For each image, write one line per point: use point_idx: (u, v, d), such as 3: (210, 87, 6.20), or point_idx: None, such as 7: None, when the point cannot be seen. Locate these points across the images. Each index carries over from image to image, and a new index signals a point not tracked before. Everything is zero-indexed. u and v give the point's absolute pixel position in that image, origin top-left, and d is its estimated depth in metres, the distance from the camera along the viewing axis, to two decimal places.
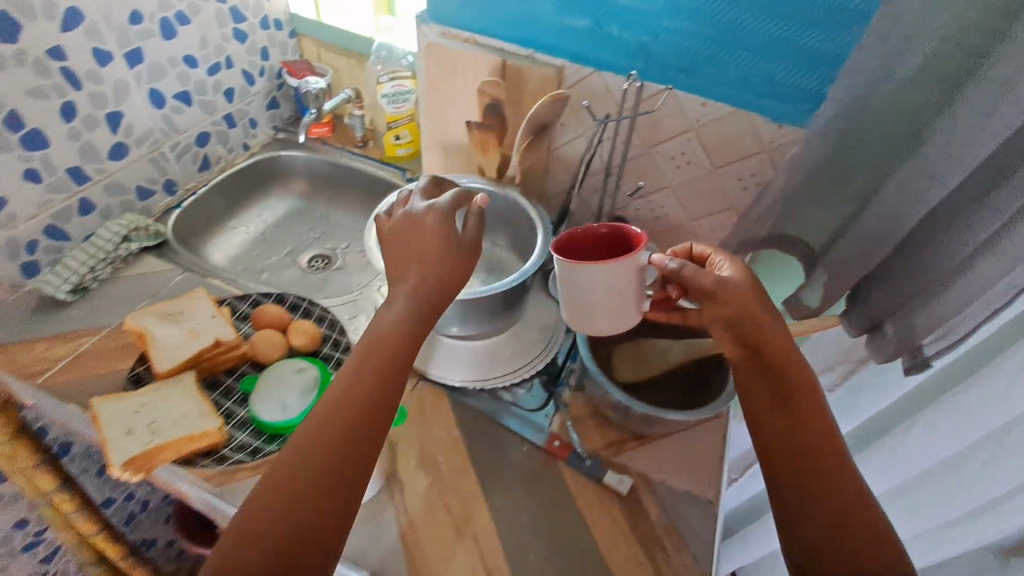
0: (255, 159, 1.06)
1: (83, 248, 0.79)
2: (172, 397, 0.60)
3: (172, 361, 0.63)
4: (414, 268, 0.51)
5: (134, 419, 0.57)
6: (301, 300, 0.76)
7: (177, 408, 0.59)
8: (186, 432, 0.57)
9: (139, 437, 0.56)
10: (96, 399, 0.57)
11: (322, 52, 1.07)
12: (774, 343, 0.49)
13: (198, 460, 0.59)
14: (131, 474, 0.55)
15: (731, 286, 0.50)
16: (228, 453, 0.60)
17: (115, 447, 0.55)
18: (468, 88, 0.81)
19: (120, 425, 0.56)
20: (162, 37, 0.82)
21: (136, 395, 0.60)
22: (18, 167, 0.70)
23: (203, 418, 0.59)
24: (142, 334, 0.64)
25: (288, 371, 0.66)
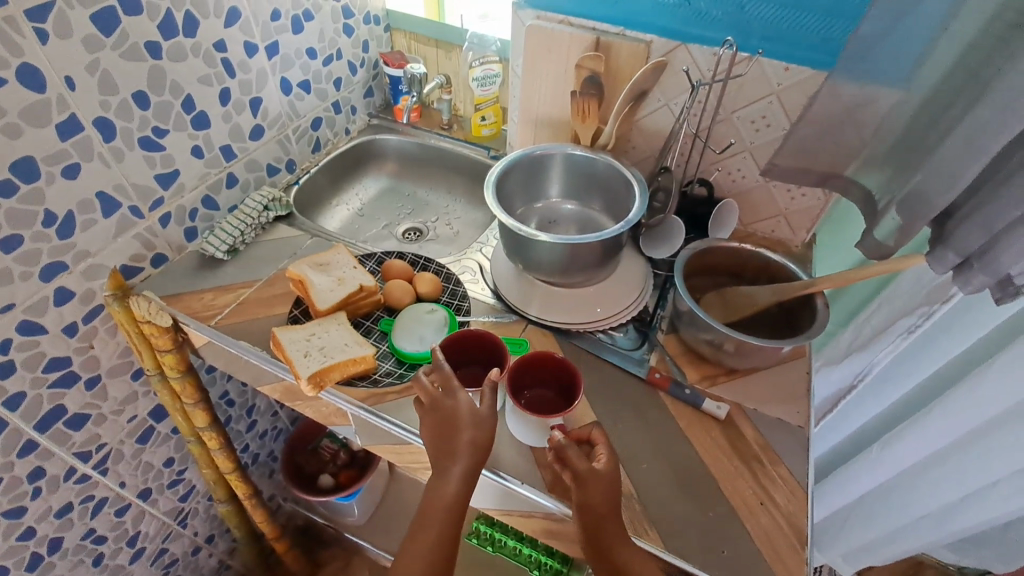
0: (356, 142, 1.17)
1: (232, 216, 0.91)
2: (333, 330, 0.71)
3: (328, 301, 0.74)
4: (462, 412, 0.58)
5: (307, 345, 0.69)
6: (419, 258, 0.86)
7: (339, 337, 0.70)
8: (350, 356, 0.68)
9: (315, 358, 0.67)
10: (276, 330, 0.69)
11: (412, 44, 1.18)
12: (616, 538, 0.55)
13: (356, 382, 0.70)
14: (311, 388, 0.66)
15: (591, 480, 0.56)
16: (378, 377, 0.71)
17: (298, 366, 0.66)
18: (560, 66, 0.88)
19: (298, 348, 0.68)
20: (293, 32, 0.94)
21: (303, 327, 0.71)
22: (189, 144, 0.82)
23: (359, 346, 0.70)
24: (302, 280, 0.76)
25: (421, 312, 0.76)
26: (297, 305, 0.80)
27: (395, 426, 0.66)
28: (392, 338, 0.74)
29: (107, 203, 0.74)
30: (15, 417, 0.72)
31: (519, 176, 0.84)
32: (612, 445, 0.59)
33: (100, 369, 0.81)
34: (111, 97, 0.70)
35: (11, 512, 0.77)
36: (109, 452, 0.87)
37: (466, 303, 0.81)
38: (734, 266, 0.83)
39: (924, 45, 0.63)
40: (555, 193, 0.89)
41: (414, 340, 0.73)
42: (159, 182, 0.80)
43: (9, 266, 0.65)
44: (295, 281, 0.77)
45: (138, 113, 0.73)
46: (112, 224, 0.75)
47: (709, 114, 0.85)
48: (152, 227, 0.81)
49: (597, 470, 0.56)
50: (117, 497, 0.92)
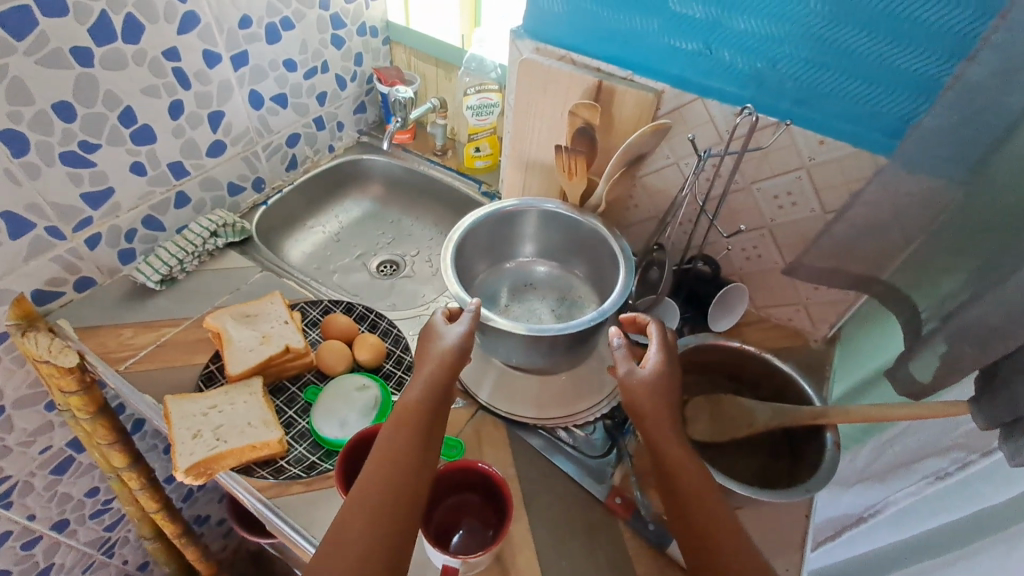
0: (340, 161, 1.08)
1: (174, 240, 0.82)
2: (239, 404, 0.63)
3: (243, 365, 0.65)
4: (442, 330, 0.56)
5: (202, 422, 0.61)
6: (369, 312, 0.75)
7: (241, 415, 0.62)
8: (246, 441, 0.59)
9: (204, 441, 0.59)
10: (168, 398, 0.61)
11: (412, 60, 1.08)
12: (676, 421, 0.52)
13: (253, 469, 0.60)
14: (193, 477, 0.58)
15: (640, 383, 0.53)
16: (282, 464, 0.61)
17: (182, 450, 0.58)
18: (555, 108, 0.76)
19: (188, 427, 0.60)
20: (267, 42, 0.85)
21: (203, 397, 0.63)
22: (127, 161, 0.74)
23: (264, 428, 0.61)
24: (219, 334, 0.67)
25: (350, 386, 0.65)
26: (218, 357, 0.70)
27: (290, 530, 0.55)
28: (313, 416, 0.63)
29: (15, 223, 0.65)
30: None
31: (487, 235, 0.72)
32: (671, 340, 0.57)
33: (4, 400, 0.73)
34: (23, 108, 0.61)
35: None
36: (14, 484, 0.80)
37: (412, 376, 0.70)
38: (734, 369, 0.69)
39: (994, 144, 0.49)
40: (530, 252, 0.77)
41: (338, 421, 0.62)
42: (86, 202, 0.71)
43: None
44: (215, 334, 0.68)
45: (59, 126, 0.65)
46: (22, 247, 0.67)
47: (723, 183, 0.72)
48: (76, 249, 0.72)
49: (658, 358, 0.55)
50: (23, 530, 0.85)
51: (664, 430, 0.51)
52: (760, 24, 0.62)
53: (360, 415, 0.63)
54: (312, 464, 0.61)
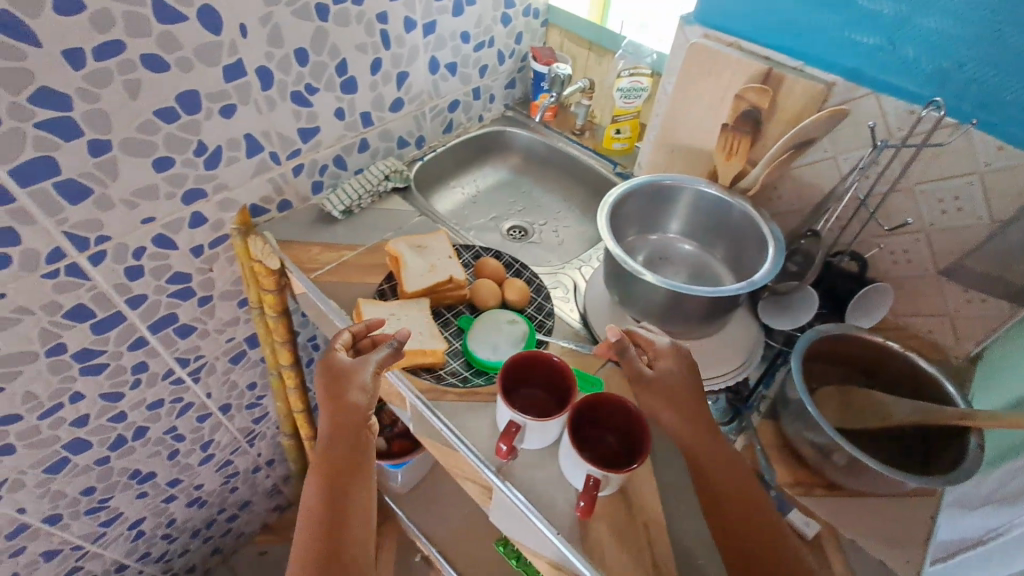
0: (487, 130, 1.17)
1: (355, 179, 0.95)
2: (412, 316, 0.73)
3: (416, 286, 0.75)
4: (349, 377, 0.63)
5: (385, 324, 0.72)
6: (515, 261, 0.84)
7: (415, 325, 0.72)
8: (419, 346, 0.69)
9: (388, 339, 0.69)
10: (363, 302, 0.73)
11: (566, 43, 1.15)
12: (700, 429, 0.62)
13: (419, 373, 0.70)
14: (377, 365, 0.68)
15: (653, 383, 0.64)
16: (440, 374, 0.71)
17: (372, 343, 0.69)
18: (717, 93, 0.80)
19: (375, 325, 0.71)
20: (453, 14, 0.95)
21: (386, 306, 0.74)
22: (334, 105, 0.86)
23: (432, 339, 0.71)
24: (398, 258, 0.78)
25: (502, 320, 0.75)
26: (388, 280, 0.82)
27: (446, 429, 0.66)
28: (467, 339, 0.73)
29: (252, 145, 0.79)
30: (136, 314, 0.80)
31: (639, 204, 0.78)
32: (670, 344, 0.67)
33: (213, 291, 0.88)
34: (276, 49, 0.74)
35: (113, 395, 0.85)
36: (204, 363, 0.96)
37: (551, 322, 0.77)
38: (869, 364, 0.70)
39: None
40: (675, 229, 0.82)
41: (490, 347, 0.72)
42: (300, 135, 0.84)
43: (158, 184, 0.71)
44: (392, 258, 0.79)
45: (296, 69, 0.77)
46: (252, 165, 0.81)
47: (884, 181, 0.72)
48: (285, 174, 0.86)
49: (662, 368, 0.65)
50: (202, 405, 1.01)
51: (693, 438, 0.62)
52: (955, 23, 0.62)
53: (510, 346, 0.72)
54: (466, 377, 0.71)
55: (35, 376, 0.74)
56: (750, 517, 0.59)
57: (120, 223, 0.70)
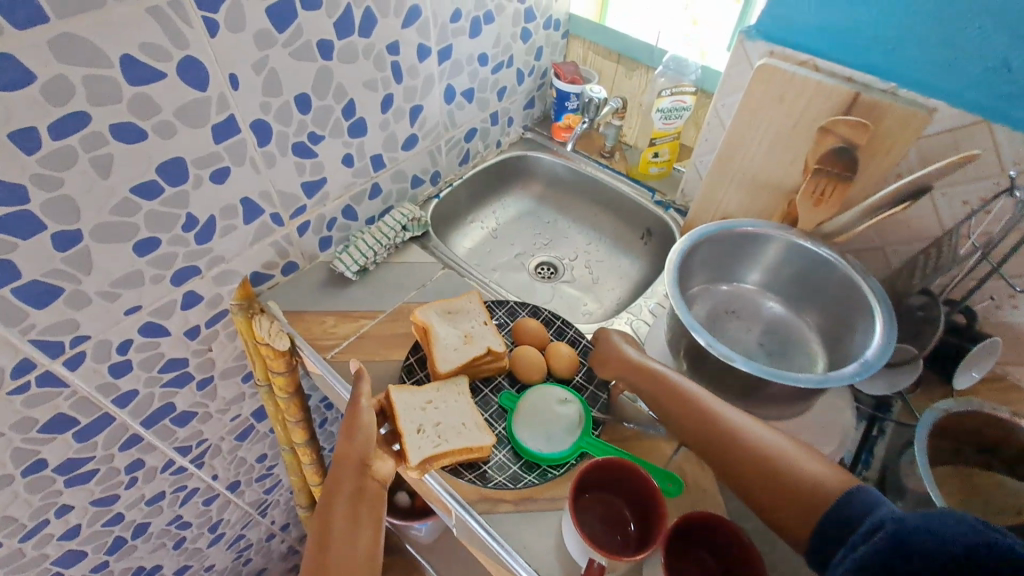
0: (507, 157, 1.06)
1: (369, 231, 0.83)
2: (448, 405, 0.64)
3: (451, 362, 0.66)
4: (370, 427, 0.57)
5: (419, 418, 0.61)
6: (555, 318, 0.73)
7: (455, 416, 0.62)
8: (463, 442, 0.59)
9: (427, 438, 0.59)
10: (390, 390, 0.61)
11: (590, 56, 1.03)
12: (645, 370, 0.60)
13: (461, 473, 0.59)
14: (415, 472, 0.58)
15: (603, 359, 0.64)
16: (489, 472, 0.60)
17: (411, 445, 0.58)
18: (789, 122, 0.68)
19: (410, 421, 0.60)
20: (469, 35, 0.83)
21: (417, 393, 0.63)
22: (341, 152, 0.74)
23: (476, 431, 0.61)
24: (427, 328, 0.68)
25: (553, 399, 0.64)
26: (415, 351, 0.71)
27: (501, 549, 0.54)
28: (519, 420, 0.63)
29: (251, 209, 0.67)
30: (125, 412, 0.68)
31: (710, 252, 0.68)
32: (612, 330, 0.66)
33: (214, 371, 0.77)
34: (273, 98, 0.62)
35: (107, 499, 0.74)
36: (208, 447, 0.85)
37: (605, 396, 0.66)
38: (989, 438, 0.59)
39: None
40: (751, 281, 0.71)
41: (550, 430, 0.61)
42: (304, 190, 0.73)
43: (142, 269, 0.60)
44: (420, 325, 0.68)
45: (297, 118, 0.66)
46: (251, 231, 0.69)
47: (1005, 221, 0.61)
48: (289, 235, 0.75)
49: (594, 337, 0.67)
50: (208, 488, 0.90)
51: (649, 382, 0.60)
52: None
53: (570, 426, 0.62)
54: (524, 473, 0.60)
55: (13, 499, 0.63)
56: (727, 445, 0.52)
57: (101, 318, 0.59)
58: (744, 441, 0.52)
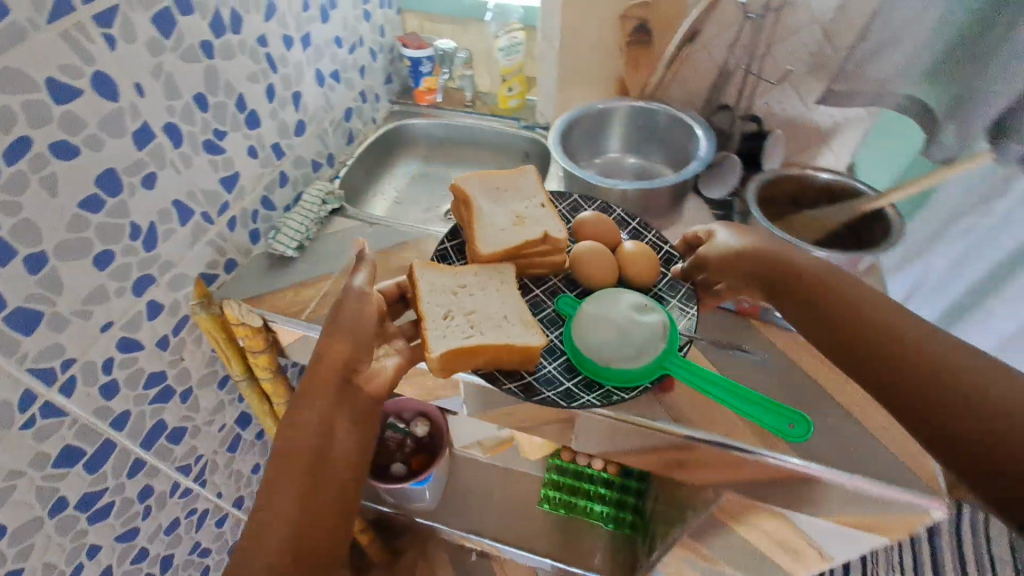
0: (386, 128, 1.17)
1: (293, 214, 0.91)
2: (485, 291, 0.71)
3: (493, 247, 0.72)
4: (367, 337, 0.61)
5: (450, 304, 0.69)
6: (633, 222, 0.77)
7: (495, 308, 0.69)
8: (499, 337, 0.64)
9: (460, 326, 0.67)
10: (415, 266, 0.70)
11: (427, 25, 1.18)
12: (786, 275, 0.59)
13: (500, 376, 0.65)
14: (438, 366, 0.64)
15: (710, 254, 0.67)
16: (537, 381, 0.64)
17: (433, 334, 0.65)
18: (597, 21, 0.88)
19: (440, 306, 0.68)
20: (321, 22, 0.93)
21: (454, 274, 0.71)
22: (244, 145, 0.81)
23: (523, 325, 0.66)
24: (468, 200, 0.77)
25: (618, 301, 0.66)
26: (451, 237, 0.79)
27: None
28: (575, 323, 0.66)
29: (183, 211, 0.72)
30: (125, 435, 0.70)
31: (581, 131, 0.87)
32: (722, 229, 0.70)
33: (192, 380, 0.80)
34: (176, 102, 0.68)
35: (129, 532, 0.75)
36: (206, 462, 0.87)
37: (692, 308, 0.70)
38: (791, 194, 0.85)
39: None
40: (615, 148, 0.92)
41: (608, 334, 0.63)
42: (223, 186, 0.79)
43: (105, 283, 0.63)
44: (465, 201, 0.77)
45: (199, 117, 0.72)
46: (188, 232, 0.74)
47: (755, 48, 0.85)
48: (222, 232, 0.80)
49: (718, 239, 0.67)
50: (216, 507, 0.92)
51: (781, 285, 0.60)
52: None
53: (648, 342, 0.63)
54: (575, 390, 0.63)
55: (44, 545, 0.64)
56: (868, 341, 0.50)
57: (80, 339, 0.62)
58: (890, 337, 0.49)
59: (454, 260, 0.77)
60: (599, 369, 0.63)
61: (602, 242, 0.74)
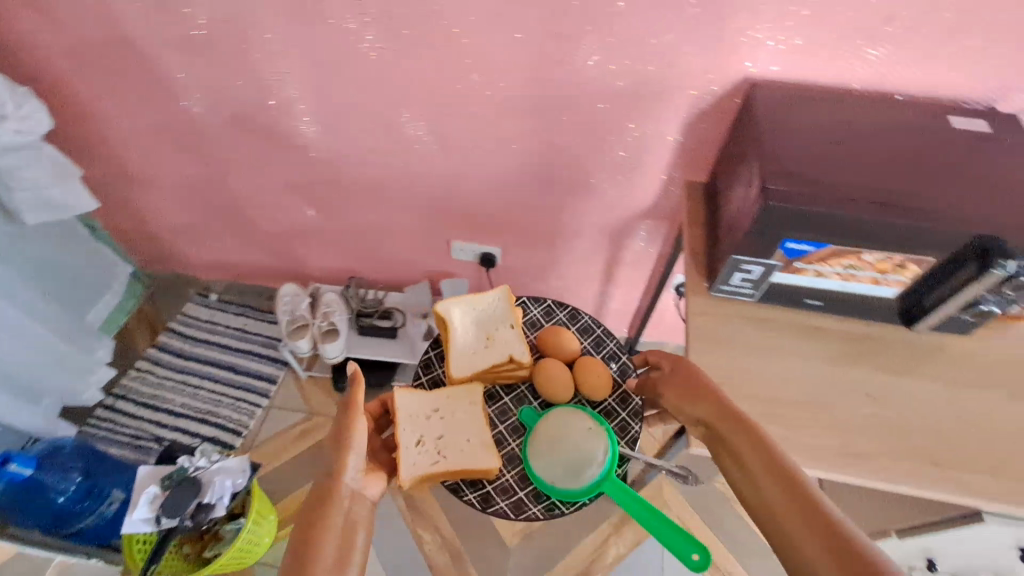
0: None
1: None
2: (462, 412, 1.07)
3: (462, 372, 1.11)
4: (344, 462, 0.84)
5: (424, 427, 1.07)
6: (609, 352, 1.15)
7: (457, 436, 1.06)
8: (461, 462, 1.02)
9: (425, 451, 1.05)
10: (398, 393, 1.07)
11: None
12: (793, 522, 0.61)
13: (462, 488, 1.00)
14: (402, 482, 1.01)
15: (665, 389, 0.84)
16: (493, 492, 1.00)
17: (408, 460, 1.03)
18: None
19: (412, 435, 1.05)
20: None
21: (428, 402, 1.09)
22: None
23: (482, 448, 1.03)
24: (445, 317, 1.14)
25: (577, 419, 1.00)
26: (429, 352, 1.17)
27: None
28: (529, 437, 1.01)
29: None
30: None
31: None
32: (671, 356, 0.88)
33: None
34: None
35: None
36: None
37: (632, 426, 1.05)
38: None
39: None
40: None
41: (555, 447, 0.97)
42: None
43: None
44: (445, 321, 1.15)
45: None
46: None
47: None
48: None
49: (669, 370, 0.85)
50: None
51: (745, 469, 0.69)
52: None
53: (581, 463, 0.95)
54: (510, 490, 0.99)
55: None
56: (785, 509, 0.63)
57: None
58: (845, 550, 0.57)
59: (436, 372, 1.15)
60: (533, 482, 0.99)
61: (566, 358, 1.11)
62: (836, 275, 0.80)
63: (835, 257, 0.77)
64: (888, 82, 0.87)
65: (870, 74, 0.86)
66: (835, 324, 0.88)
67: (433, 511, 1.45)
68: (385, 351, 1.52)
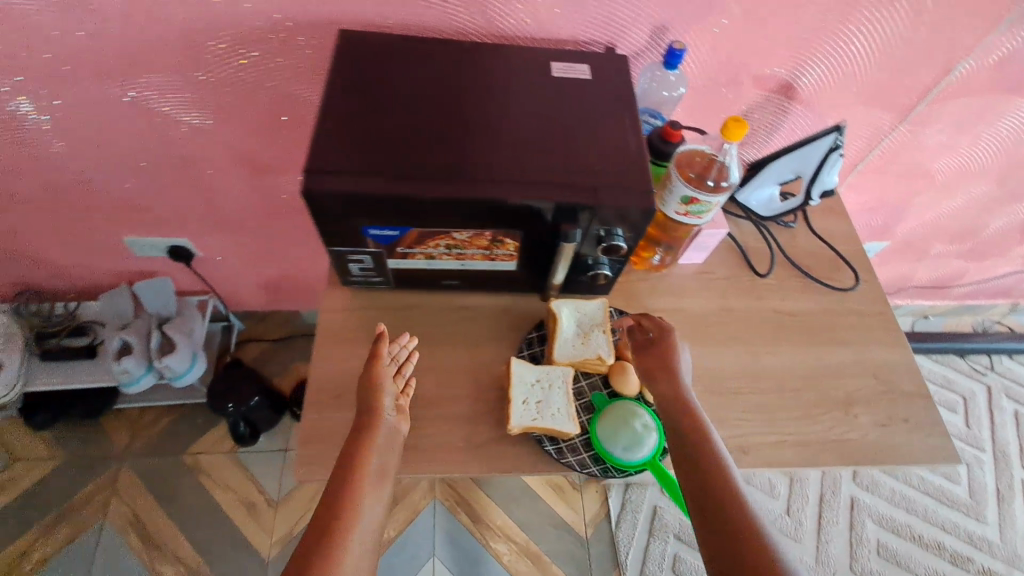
0: None
1: None
2: (549, 385, 0.72)
3: (565, 356, 0.74)
4: (378, 404, 0.65)
5: (525, 389, 0.71)
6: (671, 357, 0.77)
7: (556, 399, 0.71)
8: (554, 425, 0.69)
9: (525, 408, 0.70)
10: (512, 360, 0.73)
11: None
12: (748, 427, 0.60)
13: (543, 439, 0.69)
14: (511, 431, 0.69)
15: (642, 351, 0.71)
16: (565, 446, 0.69)
17: (514, 410, 0.69)
18: None
19: (520, 386, 0.71)
20: None
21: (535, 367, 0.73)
22: None
23: (569, 418, 0.70)
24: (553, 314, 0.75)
25: (635, 417, 0.69)
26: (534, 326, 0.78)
27: None
28: (601, 418, 0.70)
29: None
30: None
31: None
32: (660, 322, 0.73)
33: None
34: None
35: None
36: None
37: None
38: None
39: None
40: None
41: (619, 428, 0.69)
42: None
43: None
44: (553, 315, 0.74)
45: None
46: None
47: None
48: None
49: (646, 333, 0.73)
50: None
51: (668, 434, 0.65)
52: None
53: (636, 440, 0.67)
54: (577, 449, 0.69)
55: None
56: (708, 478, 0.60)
57: None
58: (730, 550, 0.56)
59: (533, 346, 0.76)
60: (596, 446, 0.69)
61: None
62: (446, 256, 0.71)
63: (425, 239, 0.67)
64: (486, 22, 0.76)
65: (464, 14, 0.75)
66: (481, 300, 0.80)
67: (171, 541, 1.26)
68: (79, 375, 1.27)
